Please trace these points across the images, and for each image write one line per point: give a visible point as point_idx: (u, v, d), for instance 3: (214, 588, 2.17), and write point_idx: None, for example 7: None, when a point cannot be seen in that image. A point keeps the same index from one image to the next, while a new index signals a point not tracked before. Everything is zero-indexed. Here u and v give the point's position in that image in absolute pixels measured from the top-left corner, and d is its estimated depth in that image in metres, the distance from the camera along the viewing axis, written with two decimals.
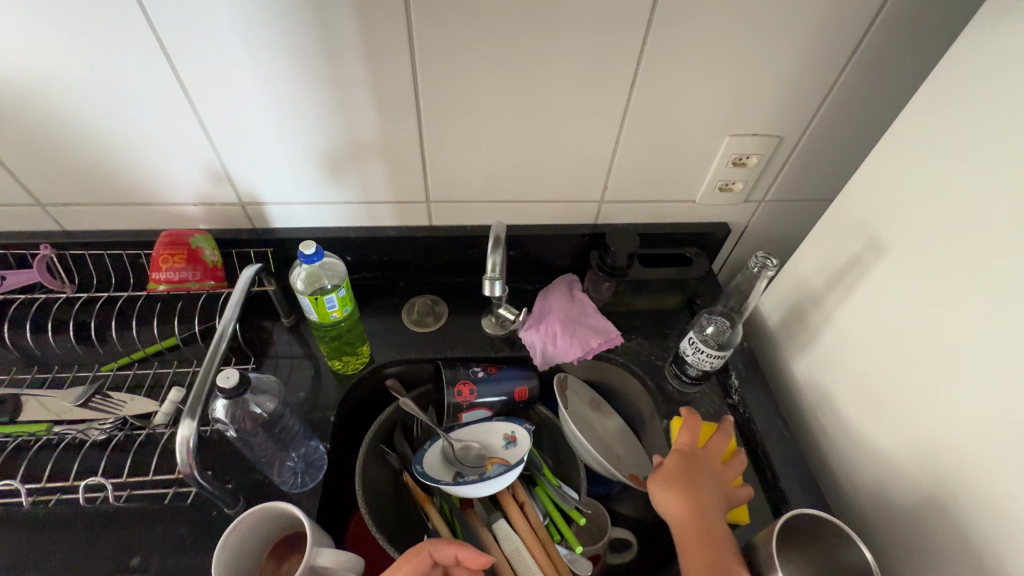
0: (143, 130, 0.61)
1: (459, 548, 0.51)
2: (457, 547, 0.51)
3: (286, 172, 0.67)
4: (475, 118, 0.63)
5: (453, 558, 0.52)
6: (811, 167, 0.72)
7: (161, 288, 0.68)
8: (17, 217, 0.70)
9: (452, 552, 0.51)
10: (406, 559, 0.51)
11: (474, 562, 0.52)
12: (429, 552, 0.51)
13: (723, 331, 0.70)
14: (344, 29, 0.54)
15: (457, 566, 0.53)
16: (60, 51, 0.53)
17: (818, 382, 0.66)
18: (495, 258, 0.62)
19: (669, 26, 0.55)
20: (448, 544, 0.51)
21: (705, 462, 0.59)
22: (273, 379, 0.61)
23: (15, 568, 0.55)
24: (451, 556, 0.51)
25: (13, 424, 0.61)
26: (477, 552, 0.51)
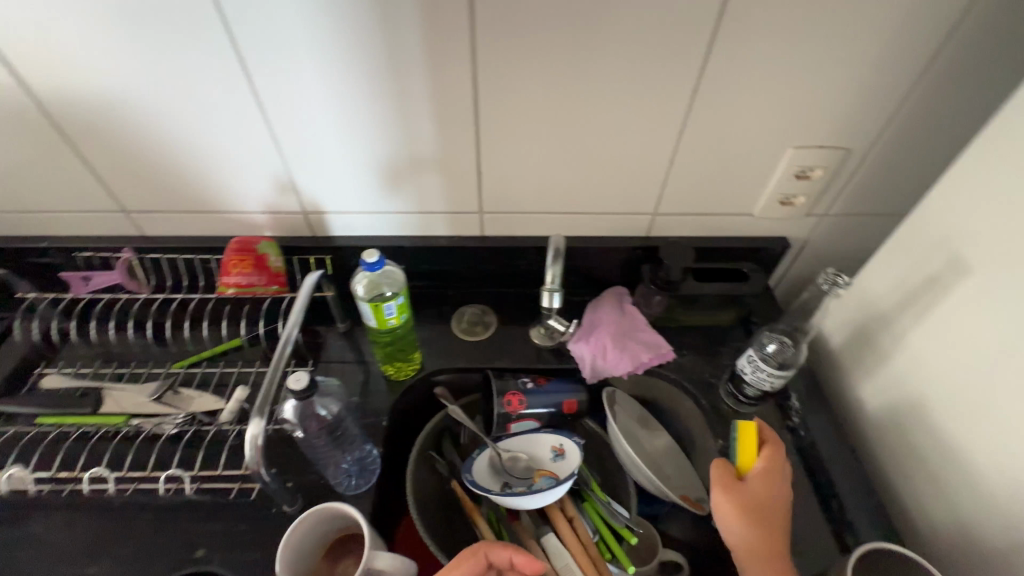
0: (219, 143, 0.65)
1: (514, 552, 0.53)
2: (511, 551, 0.53)
3: (348, 182, 0.69)
4: (531, 131, 0.63)
5: (507, 562, 0.53)
6: (879, 181, 0.69)
7: (230, 291, 0.72)
8: (103, 223, 0.75)
9: (507, 556, 0.53)
10: (462, 559, 0.52)
11: (529, 568, 0.53)
12: (484, 553, 0.52)
13: (785, 349, 0.67)
14: (410, 45, 0.55)
15: (512, 570, 0.54)
16: (152, 69, 0.57)
17: (888, 408, 0.62)
18: (555, 270, 0.63)
19: (735, 36, 0.54)
20: (503, 547, 0.53)
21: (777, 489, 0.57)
22: (335, 384, 0.64)
23: (94, 552, 0.58)
24: (506, 559, 0.53)
25: (96, 416, 0.65)
26: (532, 557, 0.52)
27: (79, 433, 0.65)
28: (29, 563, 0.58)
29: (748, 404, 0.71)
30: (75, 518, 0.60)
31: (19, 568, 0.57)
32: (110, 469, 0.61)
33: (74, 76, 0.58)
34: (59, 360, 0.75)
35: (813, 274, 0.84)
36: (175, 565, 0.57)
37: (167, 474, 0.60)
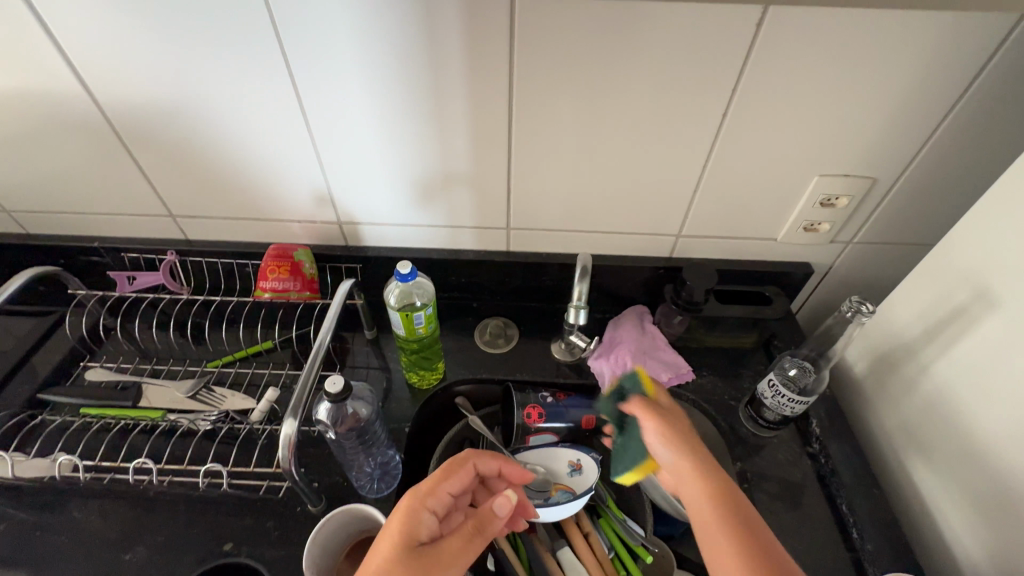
0: (265, 155, 0.69)
1: (503, 462, 0.56)
2: (498, 461, 0.56)
3: (383, 195, 0.73)
4: (562, 153, 0.66)
5: (494, 470, 0.57)
6: (906, 211, 0.70)
7: (266, 296, 0.75)
8: (150, 227, 0.79)
9: (495, 465, 0.56)
10: (456, 470, 0.53)
11: (515, 477, 0.58)
12: (474, 462, 0.55)
13: (805, 375, 0.68)
14: (452, 71, 0.59)
15: (495, 479, 0.58)
16: (209, 87, 0.61)
17: (912, 437, 0.62)
18: (582, 287, 0.64)
19: (765, 69, 0.56)
20: (491, 457, 0.56)
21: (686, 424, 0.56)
22: (369, 387, 0.65)
23: (129, 540, 0.61)
24: (494, 468, 0.56)
25: (135, 408, 0.68)
26: (516, 464, 0.57)
27: (119, 425, 0.69)
28: (68, 548, 0.60)
29: (767, 428, 0.71)
30: (112, 506, 0.63)
31: (58, 553, 0.60)
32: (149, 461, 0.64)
33: (137, 88, 0.62)
34: (101, 355, 0.79)
35: (836, 300, 0.84)
36: (204, 557, 0.59)
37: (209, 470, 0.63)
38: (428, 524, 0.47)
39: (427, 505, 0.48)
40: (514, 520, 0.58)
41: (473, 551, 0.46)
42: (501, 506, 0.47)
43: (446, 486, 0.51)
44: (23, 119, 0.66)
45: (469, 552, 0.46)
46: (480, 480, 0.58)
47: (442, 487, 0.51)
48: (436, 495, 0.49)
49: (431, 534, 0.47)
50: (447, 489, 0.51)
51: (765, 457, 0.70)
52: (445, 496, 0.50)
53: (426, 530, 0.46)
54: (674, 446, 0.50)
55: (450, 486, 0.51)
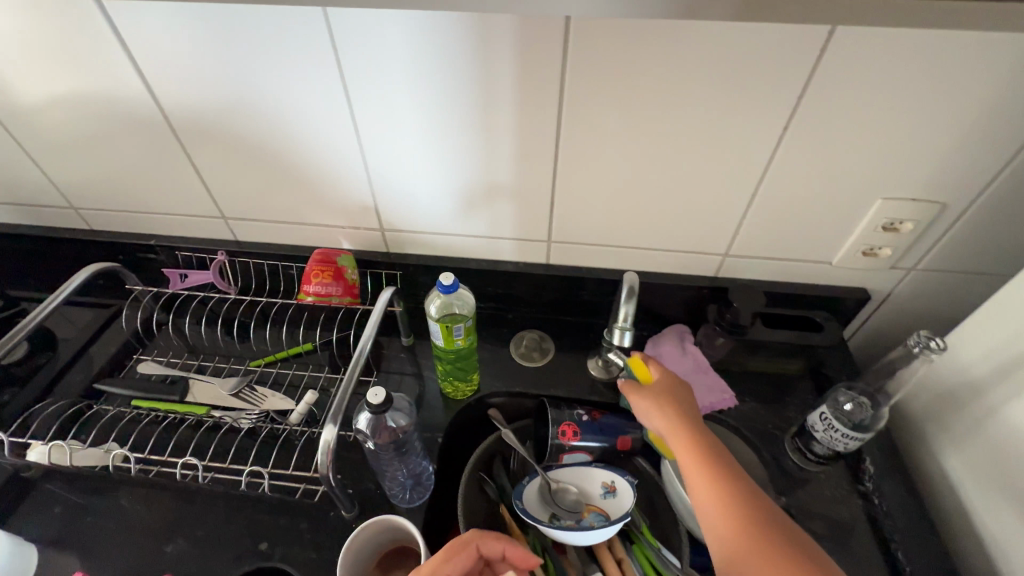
0: (315, 161, 0.70)
1: (507, 545, 0.53)
2: (503, 543, 0.53)
3: (426, 204, 0.73)
4: (608, 167, 0.65)
5: (498, 553, 0.54)
6: (978, 238, 0.65)
7: (308, 299, 0.76)
8: (203, 227, 0.82)
9: (499, 548, 0.53)
10: (456, 552, 0.51)
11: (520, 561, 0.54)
12: (477, 545, 0.52)
13: (861, 410, 0.64)
14: (502, 84, 0.58)
15: (501, 562, 0.55)
16: (266, 93, 0.63)
17: (977, 485, 0.57)
18: (628, 308, 0.60)
19: (829, 86, 0.53)
20: (496, 540, 0.53)
21: (674, 389, 0.60)
22: (407, 397, 0.65)
23: (171, 531, 0.63)
24: (499, 551, 0.53)
25: (183, 403, 0.70)
26: (522, 548, 0.54)
27: (167, 418, 0.71)
28: (114, 535, 0.63)
29: (815, 461, 0.68)
30: (156, 497, 0.65)
31: (104, 539, 0.62)
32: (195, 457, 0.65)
33: (199, 93, 0.64)
34: (152, 348, 0.82)
35: (894, 328, 0.79)
36: (240, 554, 0.61)
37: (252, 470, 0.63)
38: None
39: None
40: None
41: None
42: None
43: (449, 567, 0.50)
44: (94, 121, 0.70)
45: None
46: (485, 562, 0.55)
47: (444, 568, 0.49)
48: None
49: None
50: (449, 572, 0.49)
51: (811, 493, 0.67)
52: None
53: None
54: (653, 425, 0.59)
55: (452, 567, 0.49)
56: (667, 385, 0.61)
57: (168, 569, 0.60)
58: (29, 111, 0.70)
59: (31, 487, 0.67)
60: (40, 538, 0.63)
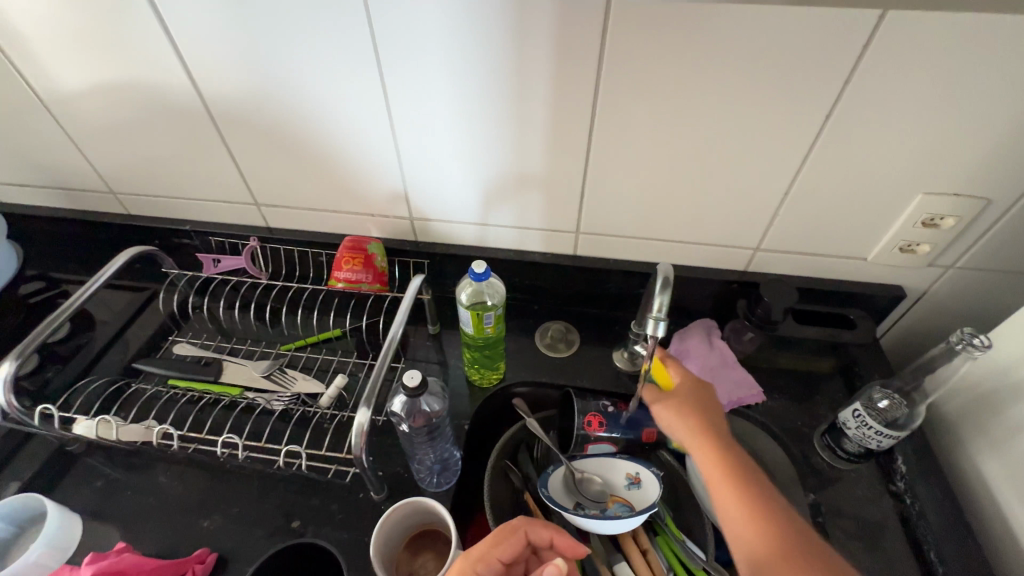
0: (347, 148, 0.71)
1: (556, 533, 0.53)
2: (550, 531, 0.53)
3: (456, 193, 0.73)
4: (641, 158, 0.64)
5: (546, 541, 0.54)
6: (1023, 236, 0.63)
7: (339, 285, 0.77)
8: (237, 213, 0.84)
9: (547, 536, 0.53)
10: (503, 537, 0.51)
11: (567, 549, 0.54)
12: (525, 532, 0.52)
13: (897, 409, 0.63)
14: (538, 73, 0.58)
15: (548, 550, 0.55)
16: (302, 80, 0.64)
17: (1016, 487, 0.56)
18: (663, 299, 0.58)
19: (876, 74, 0.52)
20: (545, 527, 0.53)
21: (694, 393, 0.60)
22: (439, 381, 0.65)
23: (207, 506, 0.65)
24: (547, 539, 0.53)
25: (217, 384, 0.72)
26: (569, 536, 0.54)
27: (203, 398, 0.73)
28: (153, 509, 0.65)
29: (845, 459, 0.67)
30: (192, 475, 0.67)
31: (144, 513, 0.65)
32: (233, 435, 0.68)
33: (238, 82, 0.66)
34: (186, 331, 0.85)
35: (929, 328, 0.77)
36: (274, 532, 0.62)
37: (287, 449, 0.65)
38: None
39: (478, 569, 0.49)
40: None
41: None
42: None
43: (495, 552, 0.50)
44: (136, 108, 0.72)
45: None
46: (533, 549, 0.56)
47: (490, 553, 0.50)
48: (485, 561, 0.49)
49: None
50: (496, 556, 0.50)
51: (840, 491, 0.66)
52: (493, 562, 0.50)
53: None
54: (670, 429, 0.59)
55: (499, 552, 0.50)
56: (688, 391, 0.60)
57: (206, 544, 0.62)
58: (74, 98, 0.72)
59: (74, 461, 0.69)
60: (83, 509, 0.65)
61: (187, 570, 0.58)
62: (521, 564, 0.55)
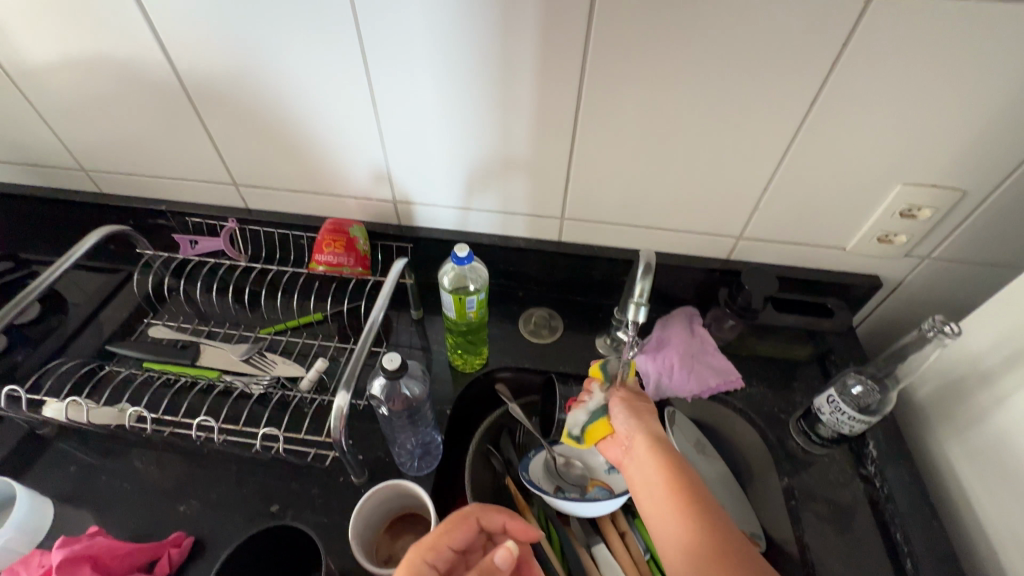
0: (327, 128, 0.69)
1: (507, 517, 0.53)
2: (504, 515, 0.52)
3: (440, 176, 0.72)
4: (626, 143, 0.64)
5: (499, 526, 0.53)
6: (996, 227, 0.65)
7: (320, 268, 0.76)
8: (215, 192, 0.81)
9: (500, 520, 0.52)
10: (454, 523, 0.50)
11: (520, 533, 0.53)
12: (477, 518, 0.51)
13: (871, 394, 0.64)
14: (524, 53, 0.57)
15: (502, 534, 0.54)
16: (280, 56, 0.62)
17: (979, 470, 0.58)
18: (645, 284, 0.58)
19: (860, 61, 0.52)
20: (497, 512, 0.52)
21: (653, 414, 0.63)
22: (420, 364, 0.65)
23: (183, 491, 0.64)
24: (499, 524, 0.52)
25: (193, 367, 0.71)
26: (523, 520, 0.53)
27: (179, 381, 0.72)
28: (128, 494, 0.64)
29: (819, 444, 0.69)
30: (169, 459, 0.66)
31: (118, 497, 0.64)
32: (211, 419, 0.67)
33: (215, 59, 0.63)
34: (163, 314, 0.83)
35: (903, 317, 0.79)
36: (252, 516, 0.62)
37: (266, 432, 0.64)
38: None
39: (428, 558, 0.47)
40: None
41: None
42: (501, 558, 0.44)
43: (447, 539, 0.49)
44: (107, 82, 0.69)
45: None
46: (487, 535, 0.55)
47: (441, 540, 0.48)
48: (435, 549, 0.48)
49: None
50: (447, 543, 0.48)
51: (813, 475, 0.67)
52: (445, 550, 0.48)
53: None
54: (632, 420, 0.59)
55: (451, 539, 0.49)
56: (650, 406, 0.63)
57: (182, 528, 0.61)
58: (41, 71, 0.69)
59: (45, 445, 0.68)
60: (55, 493, 0.64)
61: (164, 553, 0.57)
62: (476, 551, 0.53)
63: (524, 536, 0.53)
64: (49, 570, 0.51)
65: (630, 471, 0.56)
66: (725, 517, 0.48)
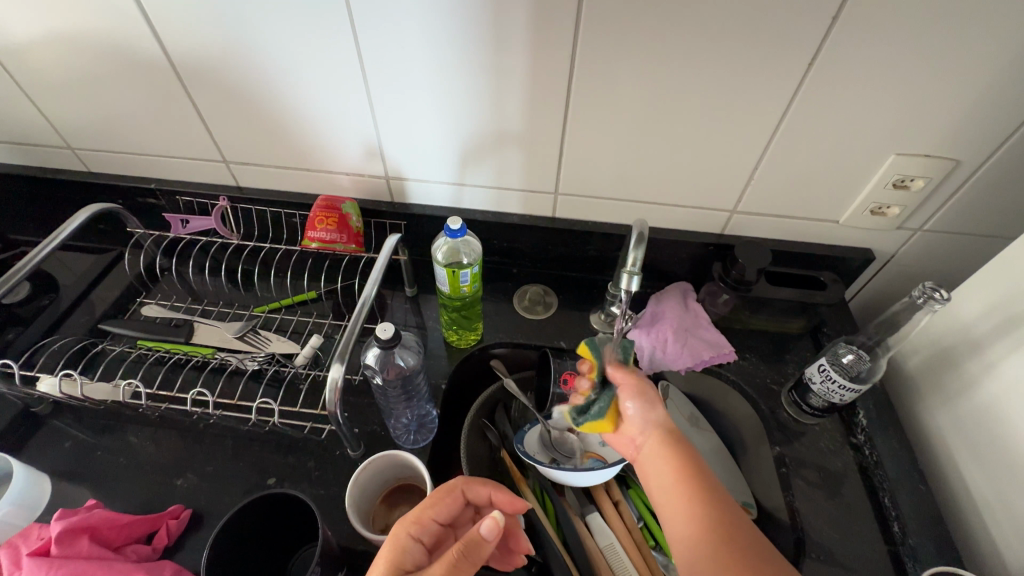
0: (316, 102, 0.68)
1: (493, 489, 0.53)
2: (489, 488, 0.53)
3: (432, 151, 0.72)
4: (619, 115, 0.63)
5: (485, 499, 0.53)
6: (989, 198, 0.65)
7: (313, 245, 0.75)
8: (204, 170, 0.80)
9: (485, 493, 0.53)
10: (439, 497, 0.51)
11: (507, 505, 0.54)
12: (463, 491, 0.52)
13: (860, 363, 0.65)
14: (516, 22, 0.56)
15: (489, 507, 0.54)
16: (265, 26, 0.60)
17: (967, 436, 0.59)
18: (637, 253, 0.58)
19: (856, 28, 0.51)
20: (482, 485, 0.53)
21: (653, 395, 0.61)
22: (415, 337, 0.65)
23: (180, 465, 0.64)
24: (484, 496, 0.53)
25: (188, 344, 0.71)
26: (508, 492, 0.53)
27: (174, 359, 0.72)
28: (124, 469, 0.64)
29: (810, 415, 0.69)
30: (165, 435, 0.67)
31: (114, 473, 0.64)
32: (206, 395, 0.67)
33: (199, 29, 0.62)
34: (155, 293, 0.83)
35: (894, 289, 0.80)
36: (250, 488, 0.62)
37: (262, 407, 0.65)
38: (412, 554, 0.47)
39: (413, 532, 0.48)
40: (510, 551, 0.54)
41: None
42: (484, 530, 0.44)
43: (431, 513, 0.50)
44: (89, 56, 0.67)
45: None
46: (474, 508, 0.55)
47: (425, 514, 0.49)
48: (419, 523, 0.49)
49: (416, 564, 0.46)
50: (432, 517, 0.49)
51: (805, 445, 0.69)
52: (430, 523, 0.49)
53: (411, 559, 0.46)
54: (639, 409, 0.56)
55: (435, 512, 0.50)
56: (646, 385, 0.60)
57: (180, 501, 0.62)
58: (19, 43, 0.67)
59: (41, 423, 0.68)
60: (51, 469, 0.64)
61: (162, 525, 0.58)
62: (465, 526, 0.54)
63: (510, 507, 0.53)
64: (47, 542, 0.51)
65: (640, 459, 0.54)
66: (733, 514, 0.46)
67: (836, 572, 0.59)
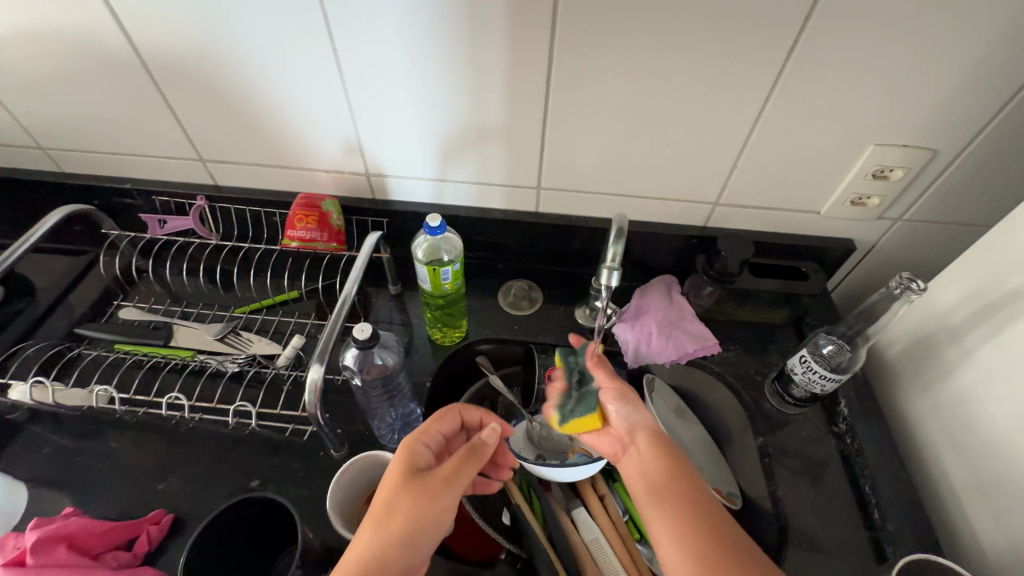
0: (292, 99, 0.66)
1: (487, 412, 0.58)
2: (483, 411, 0.58)
3: (412, 147, 0.71)
4: (598, 109, 0.63)
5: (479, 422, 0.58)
6: (966, 186, 0.65)
7: (293, 244, 0.75)
8: (180, 169, 0.79)
9: (479, 415, 0.58)
10: (439, 415, 0.55)
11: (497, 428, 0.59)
12: (461, 412, 0.56)
13: (841, 353, 0.66)
14: (492, 15, 0.55)
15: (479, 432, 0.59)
16: (235, 21, 0.59)
17: (945, 422, 0.60)
18: (617, 248, 0.58)
19: (832, 19, 0.51)
20: (477, 407, 0.58)
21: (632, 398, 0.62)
22: (395, 337, 0.65)
23: (162, 469, 0.63)
24: (477, 417, 0.57)
25: (167, 347, 0.70)
26: (499, 415, 0.58)
27: (153, 362, 0.71)
28: (104, 474, 0.63)
29: (793, 404, 0.70)
30: (145, 439, 0.66)
31: (94, 478, 0.63)
32: (186, 398, 0.66)
33: (169, 27, 0.60)
34: (133, 295, 0.81)
35: (875, 278, 0.81)
36: (233, 491, 0.62)
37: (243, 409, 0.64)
38: (423, 456, 0.51)
39: (422, 440, 0.52)
40: (499, 467, 0.61)
41: (466, 476, 0.49)
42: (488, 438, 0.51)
43: (436, 427, 0.54)
44: (55, 53, 0.65)
45: (462, 481, 0.49)
46: None
47: (432, 427, 0.54)
48: (427, 433, 0.53)
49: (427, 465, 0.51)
50: (437, 429, 0.54)
51: (788, 433, 0.69)
52: (435, 434, 0.53)
53: (422, 460, 0.50)
54: (627, 412, 0.58)
55: (440, 425, 0.54)
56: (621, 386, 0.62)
57: (163, 506, 0.61)
58: None
59: (18, 430, 0.67)
60: (27, 476, 0.63)
61: (141, 531, 0.57)
62: None
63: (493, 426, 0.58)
64: (23, 551, 0.51)
65: (624, 461, 0.55)
66: (723, 515, 0.47)
67: (819, 559, 0.59)
